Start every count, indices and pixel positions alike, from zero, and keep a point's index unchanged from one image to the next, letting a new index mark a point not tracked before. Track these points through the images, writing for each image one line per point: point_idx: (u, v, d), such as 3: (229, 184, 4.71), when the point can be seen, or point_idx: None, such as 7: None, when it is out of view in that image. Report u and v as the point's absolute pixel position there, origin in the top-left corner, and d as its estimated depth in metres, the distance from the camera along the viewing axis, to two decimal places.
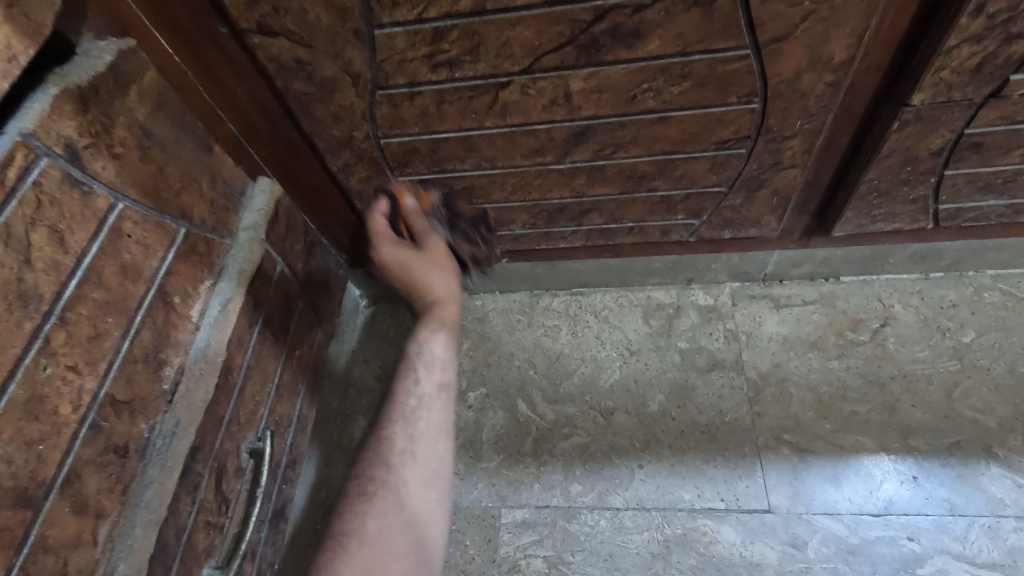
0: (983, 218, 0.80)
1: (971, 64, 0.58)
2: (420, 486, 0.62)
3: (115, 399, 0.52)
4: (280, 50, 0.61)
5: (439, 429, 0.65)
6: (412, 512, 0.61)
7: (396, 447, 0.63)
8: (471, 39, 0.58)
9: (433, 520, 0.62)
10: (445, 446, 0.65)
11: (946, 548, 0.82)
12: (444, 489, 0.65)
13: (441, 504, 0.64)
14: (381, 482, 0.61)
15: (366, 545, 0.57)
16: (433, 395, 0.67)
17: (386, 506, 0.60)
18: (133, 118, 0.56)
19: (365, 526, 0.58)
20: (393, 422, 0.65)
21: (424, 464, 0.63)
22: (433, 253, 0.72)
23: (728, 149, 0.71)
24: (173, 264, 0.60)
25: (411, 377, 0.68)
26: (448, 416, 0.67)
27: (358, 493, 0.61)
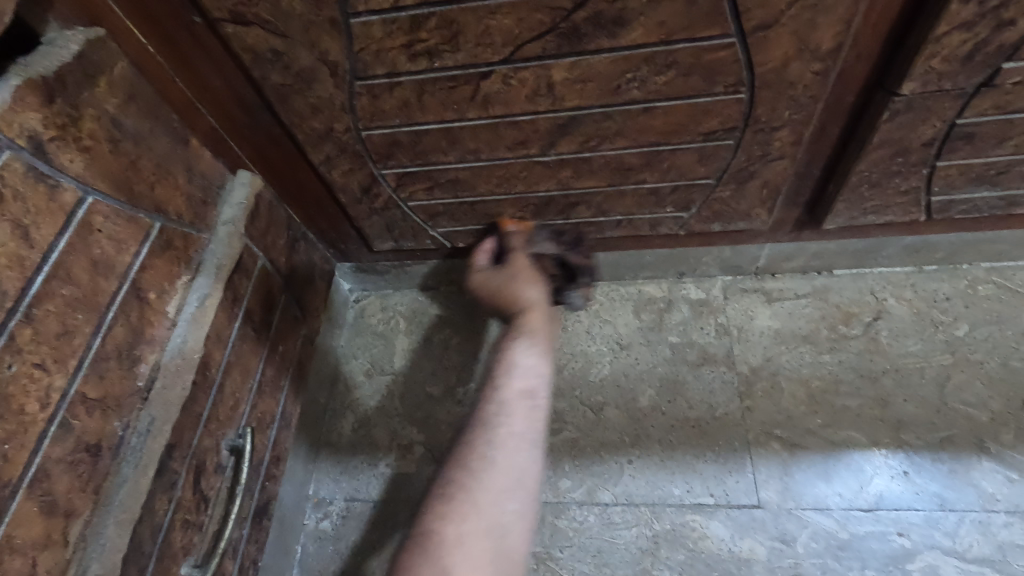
0: (977, 210, 0.79)
1: (962, 52, 0.56)
2: (498, 497, 0.57)
3: (86, 397, 0.51)
4: (254, 39, 0.60)
5: (519, 435, 0.61)
6: (491, 519, 0.56)
7: (475, 454, 0.59)
8: (449, 28, 0.57)
9: (512, 532, 0.57)
10: (528, 454, 0.60)
11: (936, 544, 0.81)
12: (525, 502, 0.58)
13: (522, 515, 0.58)
14: (460, 484, 0.57)
15: (443, 549, 0.53)
16: (514, 400, 0.63)
17: (464, 513, 0.56)
18: (102, 109, 0.55)
19: (444, 530, 0.55)
20: (475, 427, 0.61)
21: (504, 473, 0.58)
22: (518, 270, 0.79)
23: (716, 141, 0.69)
24: (147, 260, 0.59)
25: (494, 383, 0.65)
26: (531, 421, 0.62)
27: (438, 494, 0.57)
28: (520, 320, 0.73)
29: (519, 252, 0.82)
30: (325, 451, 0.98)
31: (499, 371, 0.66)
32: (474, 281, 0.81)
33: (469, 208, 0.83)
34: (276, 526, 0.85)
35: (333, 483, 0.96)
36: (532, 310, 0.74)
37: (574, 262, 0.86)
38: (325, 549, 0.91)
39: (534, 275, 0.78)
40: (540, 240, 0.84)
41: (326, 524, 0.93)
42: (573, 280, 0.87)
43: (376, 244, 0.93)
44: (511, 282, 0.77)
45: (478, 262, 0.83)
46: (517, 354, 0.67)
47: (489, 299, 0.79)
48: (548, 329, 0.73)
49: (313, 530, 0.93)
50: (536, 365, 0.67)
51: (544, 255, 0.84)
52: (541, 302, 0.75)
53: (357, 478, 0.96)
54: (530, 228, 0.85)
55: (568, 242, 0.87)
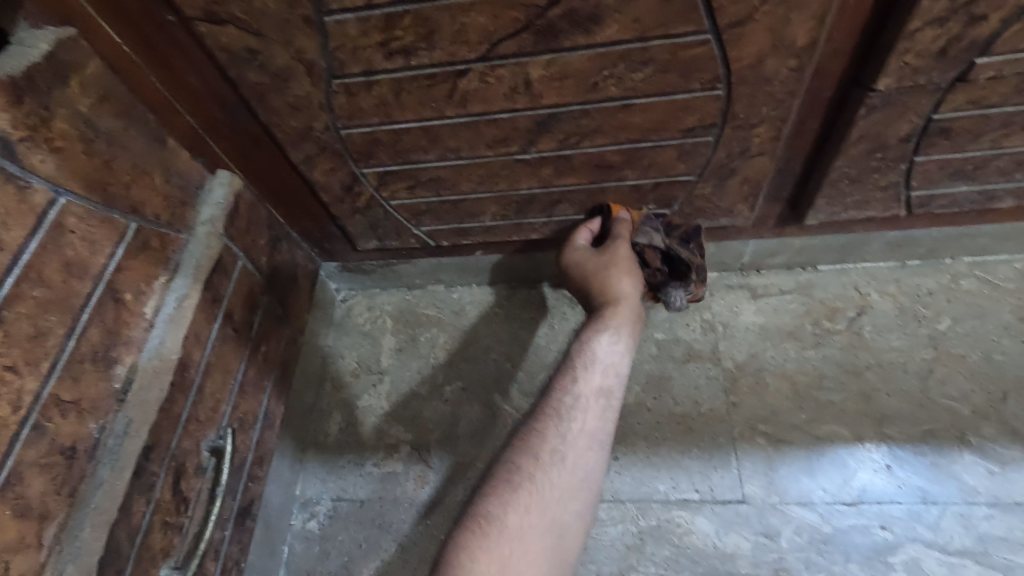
0: (956, 205, 0.79)
1: (935, 47, 0.56)
2: (562, 496, 0.62)
3: (60, 399, 0.51)
4: (229, 38, 0.60)
5: (589, 433, 0.66)
6: (552, 516, 0.61)
7: (547, 446, 0.64)
8: (424, 26, 0.56)
9: (573, 522, 0.62)
10: (596, 453, 0.66)
11: (919, 537, 0.82)
12: (588, 503, 0.64)
13: (580, 514, 0.63)
14: (529, 475, 0.61)
15: (504, 539, 0.57)
16: (589, 394, 0.69)
17: (528, 503, 0.60)
18: (74, 110, 0.55)
19: (505, 518, 0.58)
20: (549, 418, 0.66)
21: (572, 471, 0.63)
22: (620, 259, 0.78)
23: (694, 137, 0.69)
24: (123, 260, 0.58)
25: (571, 376, 0.70)
26: (603, 420, 0.67)
27: (501, 481, 0.61)
28: (606, 310, 0.77)
29: (624, 241, 0.78)
30: (312, 451, 0.98)
31: (581, 359, 0.72)
32: (573, 260, 0.82)
33: (452, 207, 0.83)
34: (263, 526, 0.85)
35: (320, 483, 0.96)
36: (620, 303, 0.77)
37: (684, 258, 0.82)
38: (312, 549, 0.91)
39: (631, 265, 0.78)
40: (652, 230, 0.81)
41: (313, 524, 0.93)
42: (679, 277, 0.85)
43: (361, 243, 0.93)
44: (606, 270, 0.78)
45: (579, 241, 0.82)
46: (596, 344, 0.73)
47: (580, 277, 0.81)
48: (635, 323, 0.77)
49: (300, 530, 0.93)
50: (611, 356, 0.73)
51: (654, 247, 0.81)
52: (632, 298, 0.78)
53: (343, 477, 0.96)
54: (639, 217, 0.81)
55: (680, 236, 0.83)
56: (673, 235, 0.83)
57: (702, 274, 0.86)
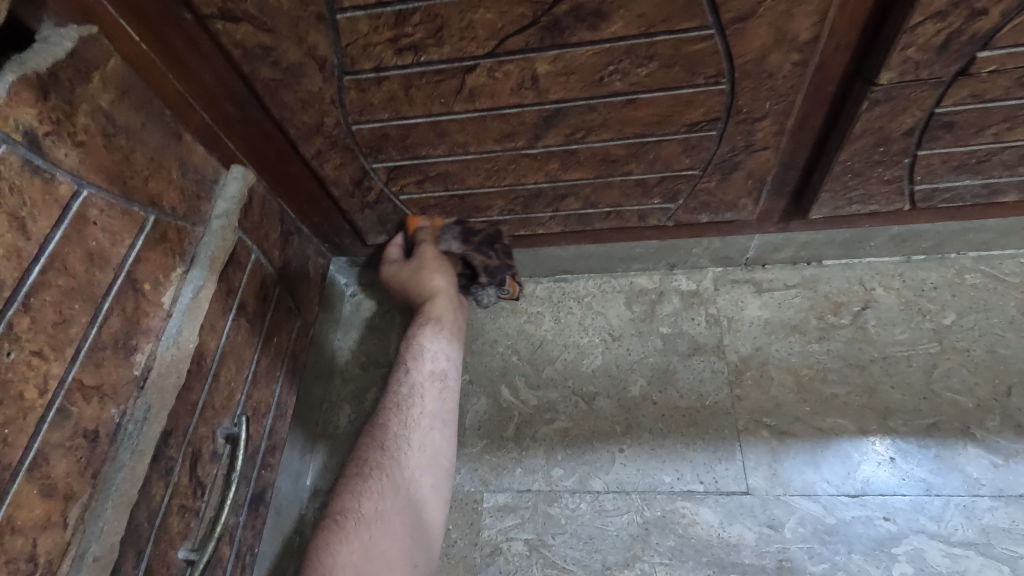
0: (960, 199, 0.80)
1: (937, 41, 0.57)
2: (412, 473, 0.69)
3: (83, 384, 0.53)
4: (244, 35, 0.61)
5: (430, 415, 0.73)
6: (408, 497, 0.68)
7: (392, 434, 0.71)
8: (434, 22, 0.58)
9: (422, 504, 0.70)
10: (439, 432, 0.73)
11: (922, 528, 0.83)
12: (437, 476, 0.72)
13: (434, 488, 0.71)
14: (378, 465, 0.68)
15: (366, 522, 0.64)
16: (425, 383, 0.75)
17: (382, 490, 0.67)
18: (96, 105, 0.56)
19: (362, 508, 0.65)
20: (390, 410, 0.72)
21: (420, 453, 0.71)
22: (427, 259, 0.83)
23: (699, 132, 0.70)
24: (142, 251, 0.60)
25: (406, 367, 0.77)
26: (440, 400, 0.75)
27: (354, 476, 0.67)
28: (424, 309, 0.81)
29: (429, 244, 0.84)
30: (321, 442, 1.00)
31: (411, 355, 0.78)
32: (388, 274, 0.86)
33: (460, 201, 0.85)
34: (274, 515, 0.87)
35: (330, 474, 0.97)
36: (436, 299, 0.81)
37: (476, 263, 0.86)
38: None
39: (442, 263, 0.83)
40: (448, 239, 0.85)
41: (323, 514, 0.95)
42: (476, 280, 0.88)
43: (370, 238, 0.94)
44: (419, 272, 0.82)
45: (389, 257, 0.88)
46: (427, 342, 0.78)
47: (400, 288, 0.85)
48: (455, 315, 0.83)
49: (311, 519, 0.94)
50: (445, 351, 0.79)
51: (452, 252, 0.86)
52: (448, 290, 0.82)
53: None
54: (440, 224, 0.86)
55: (476, 242, 0.86)
56: (471, 241, 0.86)
57: (503, 274, 0.88)
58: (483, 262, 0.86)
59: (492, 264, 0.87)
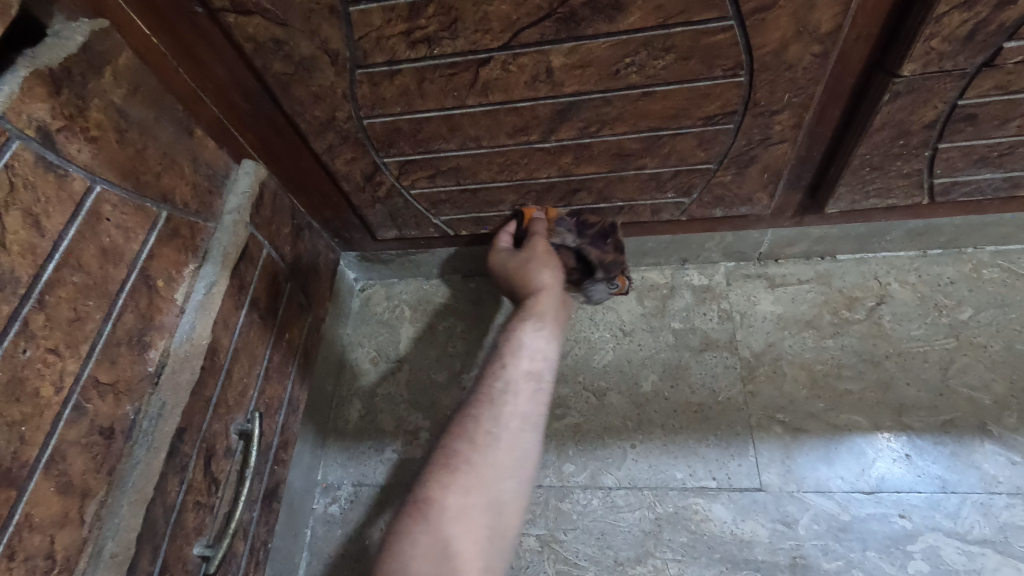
0: (980, 192, 0.78)
1: (963, 32, 0.56)
2: (499, 475, 0.61)
3: (98, 381, 0.53)
4: (256, 29, 0.61)
5: (524, 415, 0.65)
6: (491, 497, 0.60)
7: (483, 429, 0.63)
8: (448, 15, 0.57)
9: (506, 508, 0.61)
10: (530, 434, 0.64)
11: (938, 526, 0.82)
12: (524, 481, 0.63)
13: (518, 494, 0.62)
14: (465, 458, 0.61)
15: (448, 517, 0.58)
16: (518, 380, 0.67)
17: (466, 485, 0.60)
18: (109, 100, 0.56)
19: (445, 501, 0.59)
20: (482, 403, 0.65)
21: (507, 451, 0.62)
22: (536, 253, 0.81)
23: (716, 125, 0.69)
24: (155, 248, 0.60)
25: (500, 360, 0.69)
26: (535, 403, 0.66)
27: (441, 464, 0.61)
28: (530, 301, 0.76)
29: (541, 237, 0.83)
30: (332, 437, 1.00)
31: (507, 347, 0.70)
32: (497, 262, 0.86)
33: (471, 196, 0.84)
34: (286, 509, 0.87)
35: (342, 468, 0.98)
36: (542, 294, 0.77)
37: (592, 259, 0.90)
38: (334, 532, 0.93)
39: (550, 258, 0.81)
40: (563, 232, 0.87)
41: (334, 509, 0.95)
42: (591, 274, 0.92)
43: (380, 233, 0.94)
44: (526, 265, 0.81)
45: (500, 245, 0.88)
46: (526, 336, 0.71)
47: (508, 278, 0.84)
48: (560, 313, 0.76)
49: (321, 513, 0.95)
50: (543, 349, 0.70)
51: (566, 246, 0.89)
52: (553, 287, 0.78)
53: (363, 462, 0.97)
54: (554, 215, 0.86)
55: (591, 235, 0.89)
56: (587, 233, 0.88)
57: (616, 268, 0.92)
58: (598, 258, 0.90)
59: (607, 259, 0.91)
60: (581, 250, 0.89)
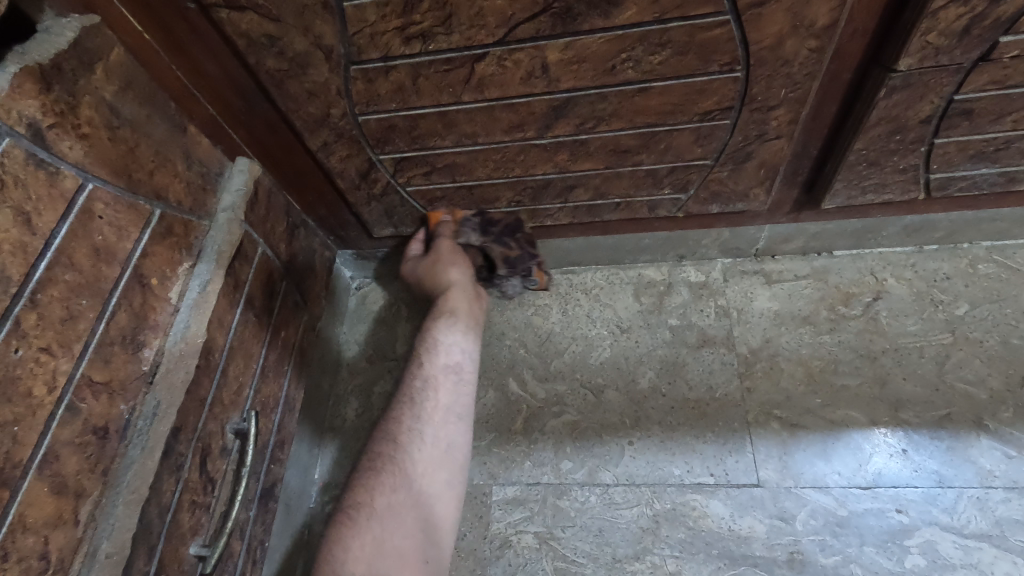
0: (976, 187, 0.78)
1: (959, 26, 0.56)
2: (425, 469, 0.72)
3: (92, 380, 0.52)
4: (249, 25, 0.60)
5: (444, 409, 0.76)
6: (421, 490, 0.70)
7: (405, 428, 0.73)
8: (443, 10, 0.57)
9: (438, 496, 0.72)
10: (451, 426, 0.75)
11: (935, 520, 0.82)
12: (451, 471, 0.74)
13: (448, 484, 0.73)
14: (389, 458, 0.71)
15: (377, 518, 0.67)
16: (437, 376, 0.78)
17: (394, 483, 0.69)
18: (100, 97, 0.56)
19: (374, 503, 0.68)
20: (405, 403, 0.75)
21: (430, 446, 0.73)
22: (443, 256, 0.87)
23: (712, 121, 0.69)
24: (149, 246, 0.59)
25: (420, 360, 0.80)
26: (456, 394, 0.77)
27: (369, 470, 0.70)
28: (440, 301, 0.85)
29: (445, 238, 0.87)
30: (329, 435, 1.00)
31: (425, 346, 0.81)
32: (408, 269, 0.91)
33: (468, 193, 0.84)
34: (284, 508, 0.87)
35: (339, 468, 0.97)
36: (453, 290, 0.85)
37: (495, 255, 0.87)
38: None
39: (462, 257, 0.87)
40: (468, 231, 0.86)
41: (332, 508, 0.95)
42: (496, 273, 0.89)
43: (375, 230, 0.93)
44: (436, 267, 0.87)
45: (410, 253, 0.92)
46: (445, 333, 0.82)
47: (418, 282, 0.90)
48: (473, 306, 0.86)
49: (319, 512, 0.95)
50: (460, 343, 0.81)
51: (470, 245, 0.87)
52: (463, 283, 0.85)
53: (360, 460, 0.97)
54: (460, 216, 0.87)
55: (496, 233, 0.86)
56: (491, 233, 0.86)
57: (524, 263, 0.88)
58: (503, 253, 0.87)
59: (512, 255, 0.87)
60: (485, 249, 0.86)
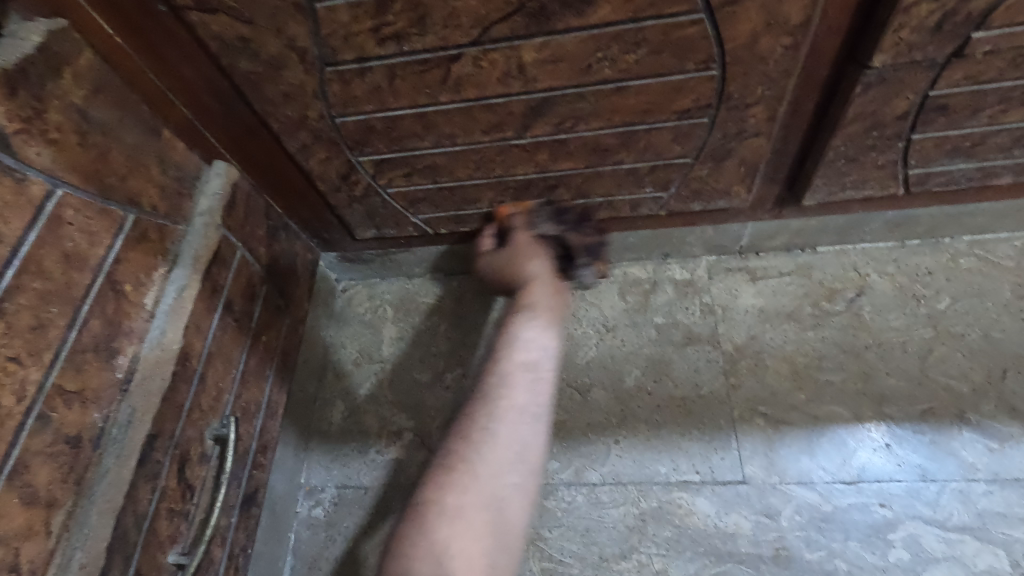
0: (955, 182, 0.79)
1: (931, 22, 0.56)
2: (497, 469, 0.59)
3: (64, 389, 0.52)
4: (221, 27, 0.59)
5: (520, 408, 0.63)
6: (490, 497, 0.58)
7: (477, 425, 0.61)
8: (416, 11, 0.56)
9: (508, 510, 0.58)
10: (529, 425, 0.63)
11: (918, 514, 0.83)
12: (526, 476, 0.61)
13: (521, 493, 0.60)
14: (460, 457, 0.59)
15: (443, 520, 0.55)
16: (513, 371, 0.67)
17: (462, 483, 0.57)
18: (69, 102, 0.55)
19: (439, 505, 0.56)
20: (479, 397, 0.64)
21: (506, 446, 0.61)
22: (522, 248, 0.81)
23: (690, 119, 0.69)
24: (122, 252, 0.59)
25: (495, 356, 0.69)
26: (534, 393, 0.65)
27: (434, 468, 0.59)
28: (520, 296, 0.77)
29: (523, 231, 0.82)
30: (315, 439, 0.99)
31: (501, 344, 0.71)
32: (482, 266, 0.85)
33: (449, 193, 0.83)
34: (268, 514, 0.86)
35: (326, 472, 0.97)
36: (535, 283, 0.77)
37: (574, 243, 0.83)
38: (318, 535, 0.92)
39: (539, 250, 0.80)
40: (541, 222, 0.82)
41: (318, 512, 0.94)
42: (574, 262, 0.84)
43: (359, 232, 0.93)
44: (515, 259, 0.81)
45: (483, 249, 0.85)
46: (522, 330, 0.71)
47: (496, 278, 0.83)
48: (555, 299, 0.77)
49: (306, 517, 0.94)
50: (539, 339, 0.71)
51: (546, 236, 0.82)
52: (544, 276, 0.78)
53: (347, 463, 0.97)
54: (529, 208, 0.83)
55: (570, 222, 0.84)
56: (564, 221, 0.83)
57: (599, 250, 0.87)
58: (580, 241, 0.84)
59: (589, 241, 0.85)
60: (563, 238, 0.83)
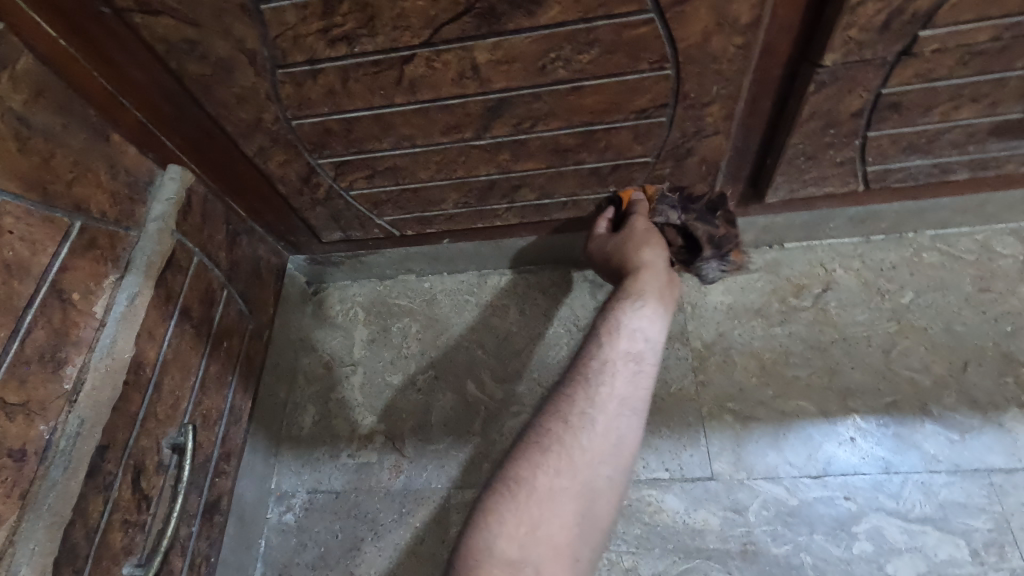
0: (912, 178, 0.80)
1: (878, 21, 0.56)
2: (593, 460, 0.60)
3: (5, 402, 0.51)
4: (166, 30, 0.59)
5: (620, 399, 0.64)
6: (583, 483, 0.59)
7: (576, 410, 0.62)
8: (364, 12, 0.56)
9: (598, 497, 0.59)
10: (628, 418, 0.63)
11: (881, 506, 0.84)
12: (621, 469, 0.61)
13: (614, 483, 0.60)
14: (558, 440, 0.61)
15: (536, 500, 0.57)
16: (616, 361, 0.66)
17: (558, 466, 0.59)
18: (6, 107, 0.54)
19: (534, 482, 0.58)
20: (580, 382, 0.65)
21: (604, 436, 0.61)
22: (638, 235, 0.78)
23: (649, 118, 0.69)
24: (68, 260, 0.58)
25: (599, 340, 0.69)
26: (634, 386, 0.65)
27: (532, 445, 0.61)
28: (629, 281, 0.75)
29: (642, 217, 0.80)
30: (285, 444, 0.98)
31: (606, 326, 0.70)
32: (593, 249, 0.83)
33: (412, 195, 0.82)
34: (235, 521, 0.85)
35: (296, 476, 0.96)
36: (644, 272, 0.75)
37: (699, 235, 0.83)
38: (288, 541, 0.91)
39: (653, 240, 0.78)
40: (666, 209, 0.81)
41: (289, 517, 0.93)
42: (698, 253, 0.84)
43: (325, 235, 0.92)
44: (625, 245, 0.78)
45: (597, 232, 0.84)
46: (627, 318, 0.70)
47: (606, 262, 0.81)
48: (665, 293, 0.74)
49: (276, 523, 0.93)
50: (644, 331, 0.69)
51: (671, 224, 0.82)
52: (656, 265, 0.76)
53: (318, 468, 0.96)
54: (655, 193, 0.81)
55: (699, 211, 0.83)
56: (693, 210, 0.83)
57: (728, 243, 0.85)
58: (708, 232, 0.83)
59: (717, 234, 0.84)
60: (689, 227, 0.82)
